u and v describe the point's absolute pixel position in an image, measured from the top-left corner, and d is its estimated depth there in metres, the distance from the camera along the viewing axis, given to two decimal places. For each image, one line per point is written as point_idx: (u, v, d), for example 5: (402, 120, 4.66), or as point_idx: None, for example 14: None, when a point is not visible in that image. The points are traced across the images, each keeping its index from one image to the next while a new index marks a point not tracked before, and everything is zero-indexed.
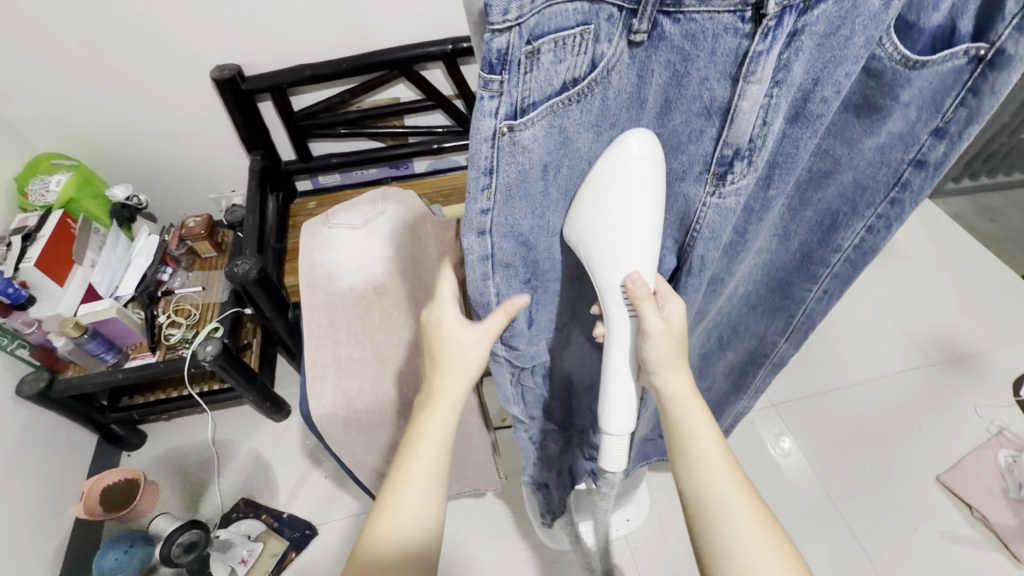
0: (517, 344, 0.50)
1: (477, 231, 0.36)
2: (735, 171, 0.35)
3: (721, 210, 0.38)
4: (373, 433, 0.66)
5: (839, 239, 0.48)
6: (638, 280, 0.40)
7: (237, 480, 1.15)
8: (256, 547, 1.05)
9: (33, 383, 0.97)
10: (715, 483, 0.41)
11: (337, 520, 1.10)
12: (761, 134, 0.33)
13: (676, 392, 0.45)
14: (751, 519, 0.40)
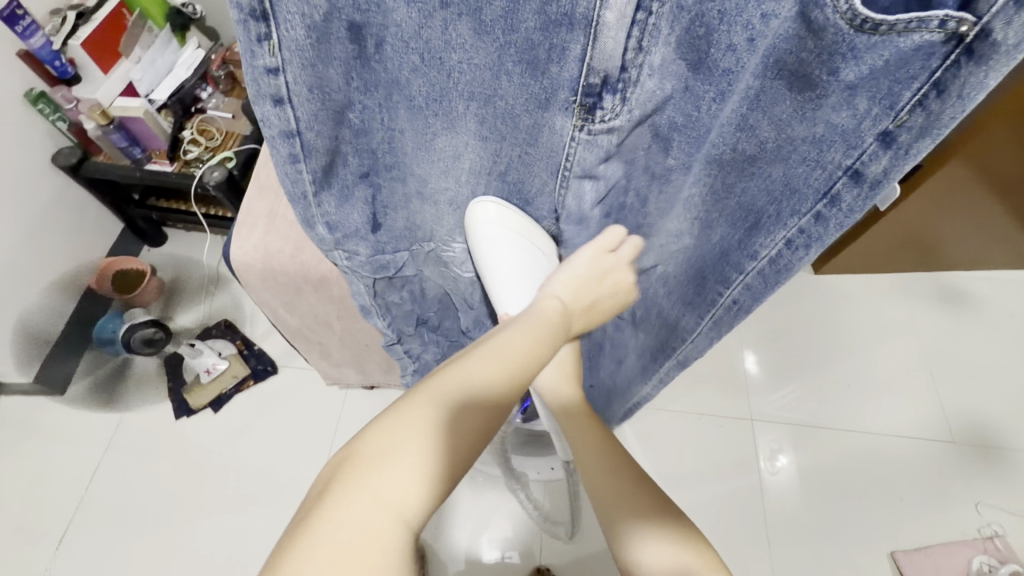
0: (356, 249, 0.47)
1: (273, 99, 0.33)
2: (605, 104, 0.37)
3: (590, 142, 0.41)
4: (292, 297, 0.66)
5: (759, 242, 0.42)
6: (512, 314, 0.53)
7: (225, 304, 1.24)
8: (220, 364, 1.14)
9: (67, 157, 1.06)
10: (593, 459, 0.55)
11: (298, 367, 1.19)
12: (637, 64, 0.35)
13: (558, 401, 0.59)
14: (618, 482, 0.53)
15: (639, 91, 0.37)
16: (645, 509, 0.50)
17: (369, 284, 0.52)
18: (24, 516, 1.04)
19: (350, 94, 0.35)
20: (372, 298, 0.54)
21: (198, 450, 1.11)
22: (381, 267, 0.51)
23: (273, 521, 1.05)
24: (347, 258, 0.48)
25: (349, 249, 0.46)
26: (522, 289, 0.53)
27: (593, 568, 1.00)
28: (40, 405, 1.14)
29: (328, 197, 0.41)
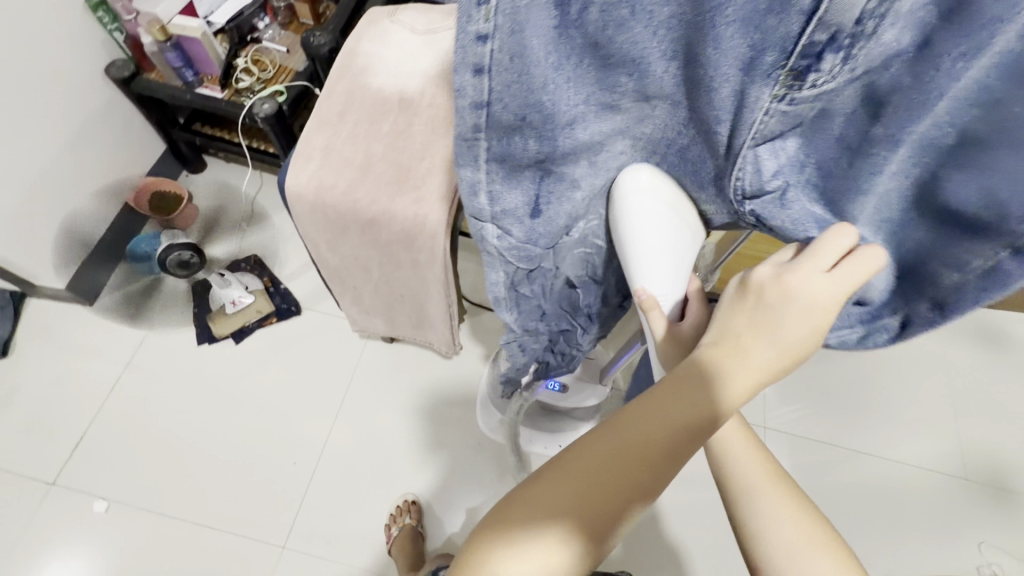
0: (509, 228, 0.41)
1: (473, 68, 0.31)
2: (822, 67, 0.27)
3: (786, 120, 0.30)
4: (338, 236, 0.65)
5: (966, 251, 0.30)
6: (645, 292, 0.40)
7: (257, 239, 1.24)
8: (247, 298, 1.16)
9: (121, 70, 1.05)
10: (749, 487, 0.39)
11: (321, 311, 1.20)
12: (879, 14, 0.25)
13: None
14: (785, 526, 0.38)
15: (870, 59, 0.26)
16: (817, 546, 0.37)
17: (511, 271, 0.46)
18: (45, 416, 1.07)
19: (547, 68, 0.31)
20: (507, 287, 0.49)
21: (216, 377, 1.13)
22: (524, 257, 0.45)
23: (281, 455, 1.07)
24: (500, 238, 0.42)
25: (502, 228, 0.42)
26: (671, 265, 0.40)
27: None
28: (70, 311, 1.16)
29: (495, 173, 0.37)
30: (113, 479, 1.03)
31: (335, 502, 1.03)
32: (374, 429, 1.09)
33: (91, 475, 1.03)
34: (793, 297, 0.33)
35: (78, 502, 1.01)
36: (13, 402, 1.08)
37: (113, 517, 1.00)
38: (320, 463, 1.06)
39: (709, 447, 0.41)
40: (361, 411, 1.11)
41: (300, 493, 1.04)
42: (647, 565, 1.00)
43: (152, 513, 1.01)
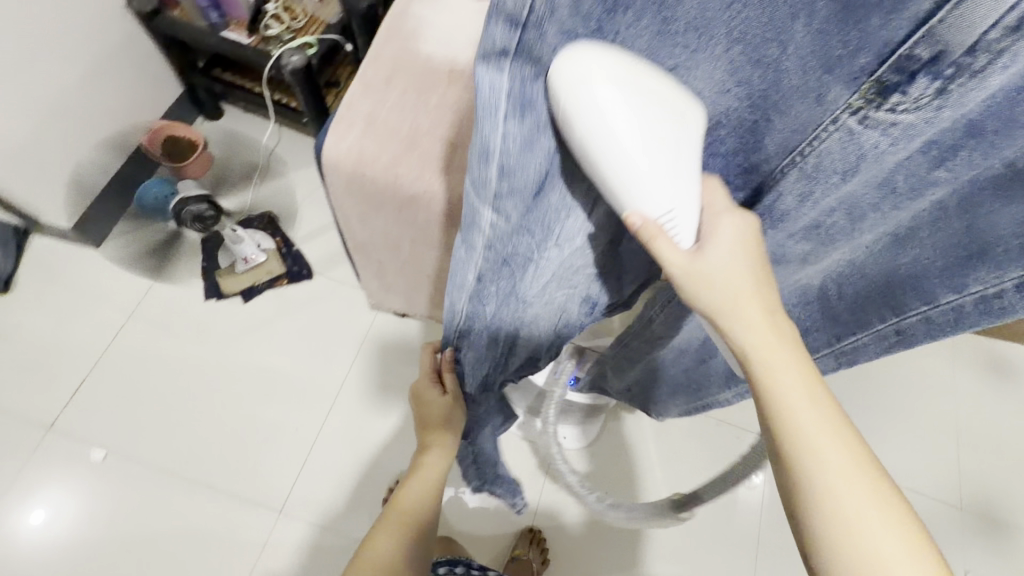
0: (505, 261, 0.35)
1: (514, 15, 0.22)
2: (914, 85, 0.25)
3: (846, 142, 0.29)
4: (374, 209, 0.61)
5: (942, 284, 0.36)
6: (638, 218, 0.31)
7: (271, 197, 1.20)
8: (258, 258, 1.13)
9: (143, 3, 1.00)
10: (824, 461, 0.33)
11: (332, 278, 1.17)
12: (998, 48, 0.23)
13: (742, 339, 0.35)
14: (881, 523, 0.32)
15: (957, 102, 0.25)
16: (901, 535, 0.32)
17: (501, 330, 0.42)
18: (46, 357, 1.04)
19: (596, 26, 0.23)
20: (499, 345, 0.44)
21: (223, 334, 1.11)
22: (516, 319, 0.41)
23: (283, 420, 1.06)
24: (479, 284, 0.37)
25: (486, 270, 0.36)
26: (680, 161, 0.29)
27: (580, 540, 1.02)
28: (73, 252, 1.12)
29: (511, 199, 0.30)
30: (111, 427, 1.01)
31: (333, 475, 1.02)
32: (377, 406, 1.07)
33: (89, 420, 1.01)
34: (711, 279, 0.34)
35: (76, 448, 0.99)
36: (10, 342, 1.04)
37: (111, 465, 0.99)
38: (322, 431, 1.05)
39: (757, 392, 0.35)
40: (367, 383, 1.09)
41: (301, 459, 1.03)
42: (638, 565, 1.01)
43: (152, 466, 1.00)
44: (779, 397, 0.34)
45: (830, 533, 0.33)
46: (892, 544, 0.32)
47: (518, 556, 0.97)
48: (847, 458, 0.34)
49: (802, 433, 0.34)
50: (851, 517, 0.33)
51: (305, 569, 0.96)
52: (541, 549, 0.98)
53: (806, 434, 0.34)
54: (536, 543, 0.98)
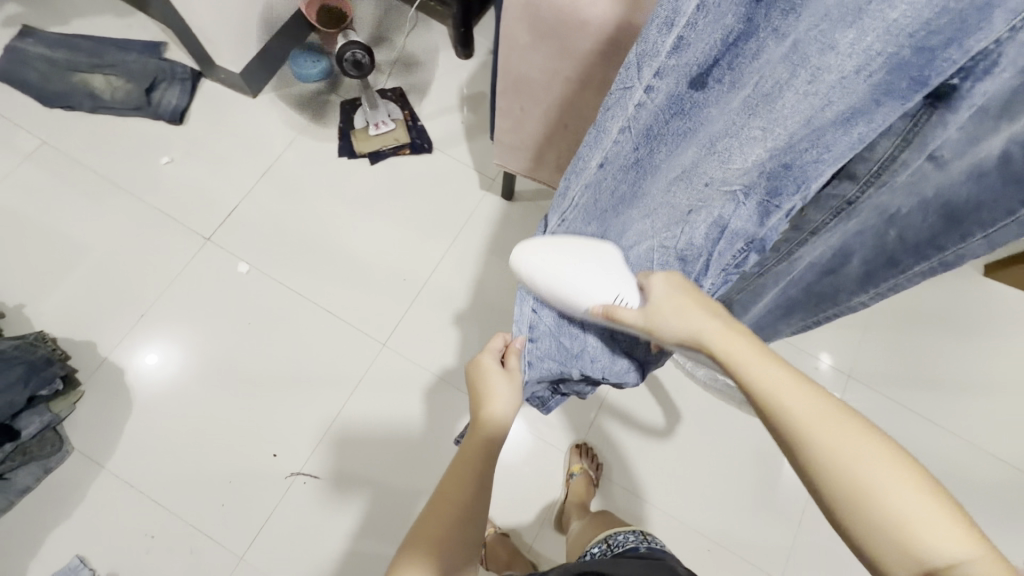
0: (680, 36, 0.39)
1: None
2: None
3: None
4: (537, 42, 0.67)
5: None
6: (598, 306, 0.53)
7: (404, 75, 1.30)
8: (389, 125, 1.23)
9: None
10: (815, 433, 0.39)
11: (448, 154, 1.26)
12: None
13: (706, 338, 0.47)
14: (879, 465, 0.36)
15: None
16: (898, 479, 0.36)
17: (550, 364, 0.63)
18: (208, 181, 1.21)
19: None
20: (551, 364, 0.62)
21: (351, 187, 1.23)
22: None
23: (393, 269, 1.18)
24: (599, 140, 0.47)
25: (539, 301, 0.60)
26: (607, 278, 0.53)
27: (642, 419, 1.11)
28: (235, 98, 1.28)
29: None
30: (253, 248, 1.17)
31: (431, 323, 1.14)
32: (475, 273, 1.18)
33: (237, 240, 1.18)
34: (667, 318, 0.49)
35: (225, 259, 1.16)
36: (181, 165, 1.22)
37: (250, 278, 1.15)
38: (426, 284, 1.17)
39: (742, 383, 0.44)
40: (469, 251, 1.19)
41: (404, 304, 1.15)
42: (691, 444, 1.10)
43: (282, 285, 1.15)
44: (758, 384, 0.43)
45: (857, 518, 0.36)
46: (898, 489, 0.35)
47: (577, 471, 1.04)
48: (834, 422, 0.39)
49: (791, 402, 0.41)
50: (865, 491, 0.36)
51: (397, 394, 1.09)
52: (590, 457, 1.07)
53: (797, 412, 0.40)
54: (587, 455, 1.07)
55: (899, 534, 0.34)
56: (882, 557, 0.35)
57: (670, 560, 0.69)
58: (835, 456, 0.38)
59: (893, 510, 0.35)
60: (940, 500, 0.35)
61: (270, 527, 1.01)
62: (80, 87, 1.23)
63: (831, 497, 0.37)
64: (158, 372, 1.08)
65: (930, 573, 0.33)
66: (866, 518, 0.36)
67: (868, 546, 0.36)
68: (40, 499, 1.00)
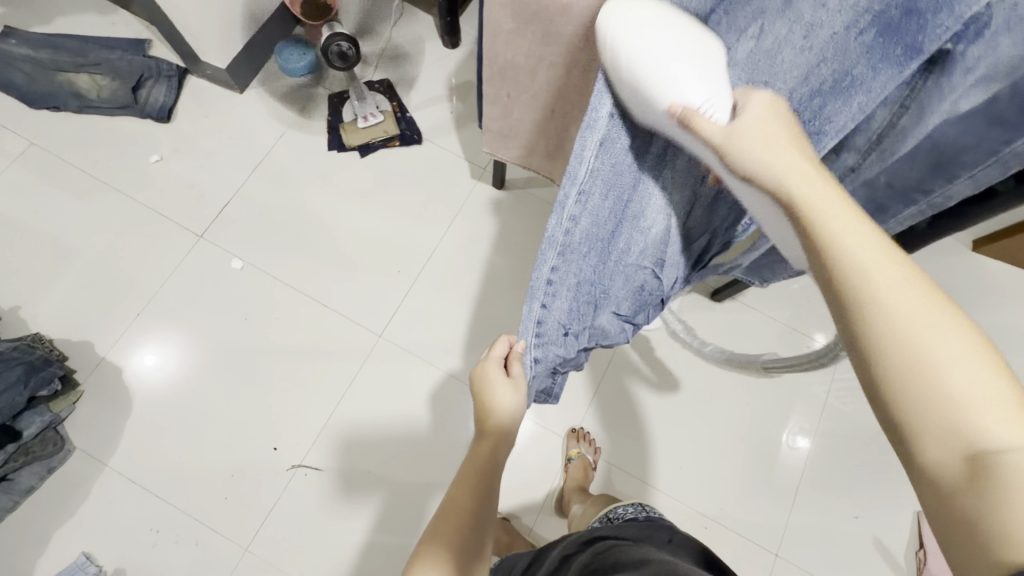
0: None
1: None
2: None
3: None
4: (518, 28, 0.68)
5: None
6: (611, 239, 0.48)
7: (392, 66, 1.30)
8: (377, 117, 1.23)
9: None
10: (880, 289, 0.31)
11: (438, 144, 1.26)
12: None
13: (765, 173, 0.39)
14: (955, 340, 0.29)
15: None
16: (975, 358, 0.28)
17: (555, 353, 0.58)
18: (198, 179, 1.21)
19: None
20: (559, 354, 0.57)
21: (341, 180, 1.23)
22: (590, 280, 0.56)
23: (386, 261, 1.18)
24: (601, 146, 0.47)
25: (550, 296, 0.53)
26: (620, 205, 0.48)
27: (636, 404, 1.13)
28: (223, 93, 1.27)
29: None
30: (247, 245, 1.18)
31: (426, 314, 1.15)
32: (467, 262, 1.18)
33: (230, 237, 1.18)
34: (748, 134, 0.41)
35: (218, 256, 1.17)
36: (171, 162, 1.22)
37: (244, 275, 1.16)
38: (419, 276, 1.17)
39: (807, 225, 0.36)
40: (462, 242, 1.20)
41: (398, 297, 1.16)
42: (686, 426, 1.12)
43: (276, 280, 1.16)
44: (825, 220, 0.35)
45: (903, 384, 0.29)
46: (966, 362, 0.28)
47: (575, 455, 1.06)
48: (916, 290, 0.31)
49: (866, 245, 0.33)
50: (927, 361, 0.29)
51: (395, 385, 1.11)
52: (588, 443, 1.08)
53: (879, 263, 0.32)
54: (584, 439, 1.09)
55: (946, 415, 0.27)
56: (914, 433, 0.28)
57: (664, 520, 0.72)
58: (899, 314, 0.30)
59: (949, 384, 0.28)
60: (1014, 394, 0.27)
61: (273, 517, 1.02)
62: (66, 86, 1.22)
63: (878, 354, 0.30)
64: (157, 368, 1.09)
65: (974, 453, 0.26)
66: (909, 379, 0.29)
67: (908, 416, 0.29)
68: (45, 498, 1.01)
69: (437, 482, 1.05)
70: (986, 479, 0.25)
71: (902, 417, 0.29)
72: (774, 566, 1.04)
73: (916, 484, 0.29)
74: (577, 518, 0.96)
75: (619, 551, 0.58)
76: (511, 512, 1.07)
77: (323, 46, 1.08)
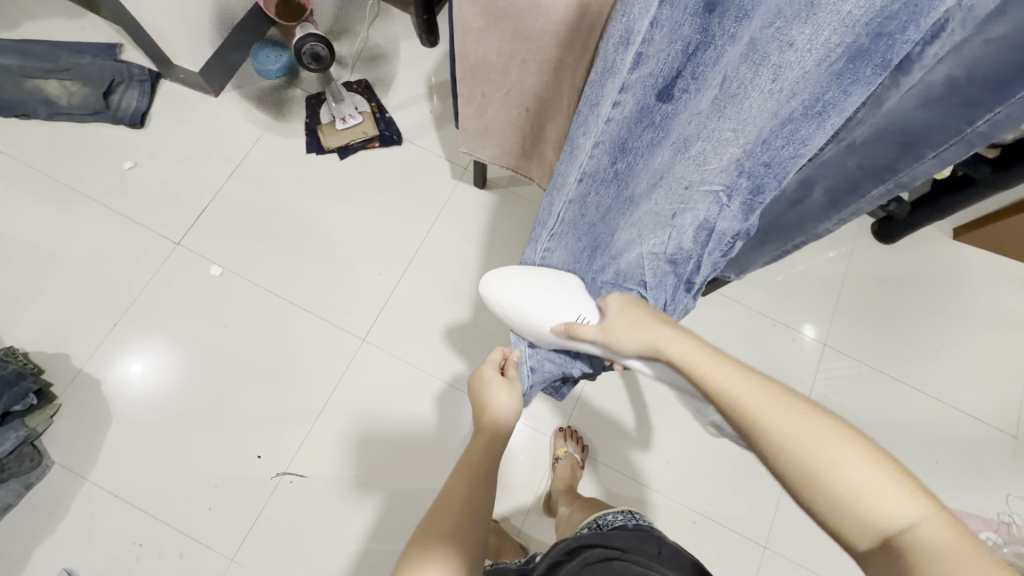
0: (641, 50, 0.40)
1: None
2: None
3: None
4: (489, 27, 0.67)
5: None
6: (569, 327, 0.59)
7: (370, 66, 1.28)
8: (355, 118, 1.22)
9: None
10: (776, 427, 0.42)
11: (418, 144, 1.25)
12: None
13: (669, 346, 0.53)
14: (845, 453, 0.39)
15: None
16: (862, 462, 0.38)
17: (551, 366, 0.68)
18: (174, 185, 1.19)
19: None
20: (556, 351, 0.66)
21: (321, 182, 1.21)
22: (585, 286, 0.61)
23: (368, 264, 1.17)
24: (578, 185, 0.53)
25: (547, 295, 0.60)
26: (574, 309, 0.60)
27: (622, 400, 1.13)
28: (197, 97, 1.25)
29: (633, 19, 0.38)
30: (226, 251, 1.16)
31: (410, 317, 1.14)
32: (451, 262, 1.17)
33: (208, 244, 1.16)
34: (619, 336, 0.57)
35: (197, 263, 1.15)
36: (146, 169, 1.19)
37: (223, 282, 1.14)
38: (402, 278, 1.16)
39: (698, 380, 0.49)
40: (445, 242, 1.19)
41: (381, 301, 1.15)
42: (673, 422, 1.12)
43: (257, 287, 1.14)
44: (717, 383, 0.47)
45: (811, 495, 0.39)
46: (852, 462, 0.38)
47: (562, 454, 1.06)
48: (802, 420, 0.42)
49: (738, 390, 0.46)
50: (828, 472, 0.39)
51: (379, 389, 1.10)
52: (575, 442, 1.08)
53: (763, 413, 0.44)
54: (572, 438, 1.08)
55: (856, 508, 0.37)
56: (842, 530, 0.38)
57: (653, 530, 0.72)
58: (798, 439, 0.41)
59: (846, 483, 0.38)
60: (892, 475, 0.37)
61: (259, 526, 1.01)
62: (34, 93, 1.19)
63: (795, 482, 0.40)
64: (138, 377, 1.08)
65: (885, 538, 0.36)
66: (821, 491, 0.39)
67: (829, 517, 0.39)
68: (23, 514, 0.99)
69: (425, 486, 1.05)
70: (901, 554, 0.35)
71: (827, 517, 0.39)
72: (764, 559, 1.04)
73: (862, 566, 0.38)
74: (564, 519, 0.95)
75: (610, 559, 0.58)
76: (500, 514, 1.06)
77: (296, 47, 1.06)
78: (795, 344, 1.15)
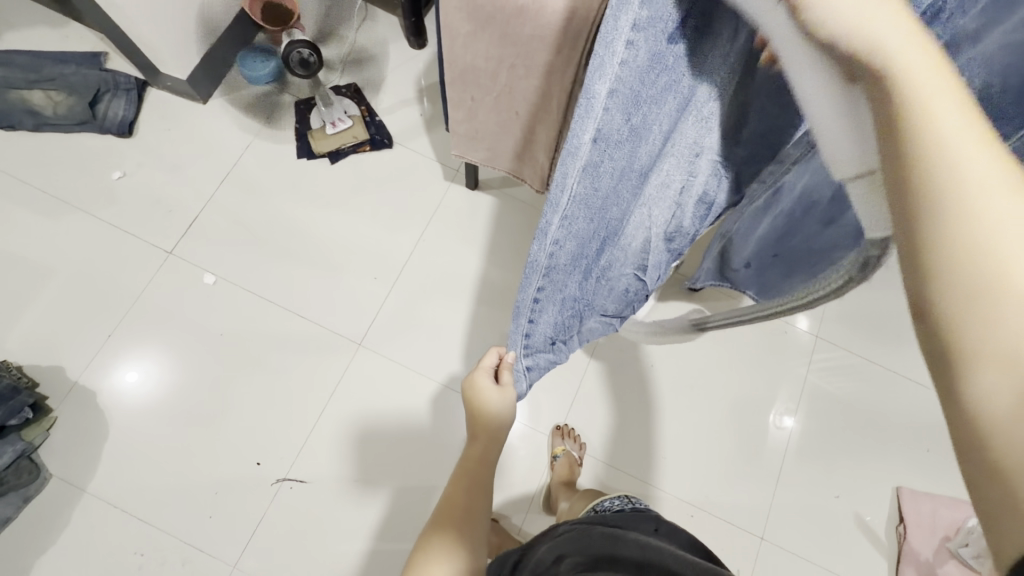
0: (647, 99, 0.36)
1: None
2: None
3: None
4: (477, 33, 0.67)
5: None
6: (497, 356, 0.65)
7: (358, 69, 1.28)
8: (345, 122, 1.22)
9: None
10: (962, 194, 0.21)
11: (409, 147, 1.25)
12: None
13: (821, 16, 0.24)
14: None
15: None
16: None
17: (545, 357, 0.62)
18: (165, 193, 1.18)
19: None
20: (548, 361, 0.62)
21: (312, 187, 1.21)
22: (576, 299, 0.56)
23: (362, 268, 1.17)
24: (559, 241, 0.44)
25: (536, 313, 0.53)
26: None
27: (619, 396, 1.14)
28: (185, 104, 1.24)
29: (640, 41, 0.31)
30: (219, 258, 1.16)
31: (405, 319, 1.14)
32: (445, 265, 1.18)
33: (201, 252, 1.16)
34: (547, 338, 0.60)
35: (190, 272, 1.14)
36: (135, 178, 1.19)
37: (217, 289, 1.14)
38: (397, 281, 1.16)
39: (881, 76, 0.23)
40: (438, 244, 1.19)
41: (376, 305, 1.15)
42: (669, 416, 1.13)
43: (251, 294, 1.14)
44: (915, 74, 0.22)
45: (963, 320, 0.21)
46: None
47: (560, 452, 1.07)
48: (1010, 190, 0.21)
49: (951, 105, 0.22)
50: (979, 267, 0.21)
51: (377, 392, 1.10)
52: (572, 439, 1.09)
53: (965, 153, 0.21)
54: (569, 436, 1.09)
55: (1008, 361, 0.20)
56: (958, 347, 0.21)
57: (649, 510, 0.73)
58: (982, 216, 0.21)
59: (1012, 323, 0.20)
60: None
61: (261, 533, 1.01)
62: (19, 104, 1.18)
63: (944, 267, 0.22)
64: (134, 387, 1.07)
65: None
66: (969, 307, 0.21)
67: (958, 357, 0.21)
68: (23, 528, 0.98)
69: (425, 487, 1.05)
70: (1020, 443, 0.19)
71: (958, 350, 0.22)
72: (761, 549, 1.05)
73: (941, 404, 0.23)
74: (564, 514, 0.96)
75: (611, 532, 0.60)
76: (500, 512, 1.07)
77: (284, 54, 1.06)
78: (788, 336, 1.16)
